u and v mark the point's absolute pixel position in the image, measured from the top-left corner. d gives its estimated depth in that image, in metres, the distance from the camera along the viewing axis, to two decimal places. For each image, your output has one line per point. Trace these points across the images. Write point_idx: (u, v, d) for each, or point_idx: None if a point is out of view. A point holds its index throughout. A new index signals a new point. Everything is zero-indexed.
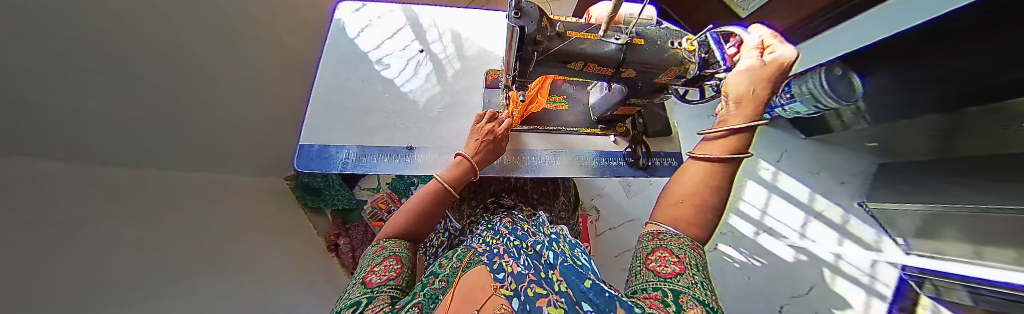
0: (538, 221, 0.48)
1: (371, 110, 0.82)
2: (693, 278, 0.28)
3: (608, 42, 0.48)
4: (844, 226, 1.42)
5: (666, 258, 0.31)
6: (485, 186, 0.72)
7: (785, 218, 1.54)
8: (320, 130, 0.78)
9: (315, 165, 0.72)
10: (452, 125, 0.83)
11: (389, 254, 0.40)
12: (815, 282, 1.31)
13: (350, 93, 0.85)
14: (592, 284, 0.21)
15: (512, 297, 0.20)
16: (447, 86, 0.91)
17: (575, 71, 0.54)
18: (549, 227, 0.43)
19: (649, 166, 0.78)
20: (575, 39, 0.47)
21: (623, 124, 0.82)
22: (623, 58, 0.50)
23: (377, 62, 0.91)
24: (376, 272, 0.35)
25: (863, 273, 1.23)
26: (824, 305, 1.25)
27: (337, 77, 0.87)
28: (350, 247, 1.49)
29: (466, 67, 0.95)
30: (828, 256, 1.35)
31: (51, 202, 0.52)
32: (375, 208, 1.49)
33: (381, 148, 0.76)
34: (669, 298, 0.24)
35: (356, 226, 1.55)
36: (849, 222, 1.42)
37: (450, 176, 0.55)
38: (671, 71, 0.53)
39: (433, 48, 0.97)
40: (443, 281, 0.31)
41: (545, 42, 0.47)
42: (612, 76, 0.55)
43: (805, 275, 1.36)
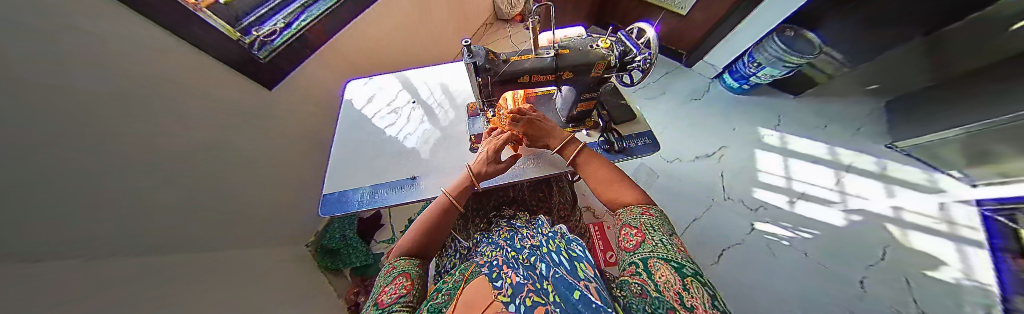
0: (538, 224, 0.48)
1: (379, 157, 0.92)
2: (654, 242, 0.40)
3: (543, 56, 0.54)
4: (884, 173, 1.33)
5: (630, 234, 0.44)
6: (485, 202, 0.77)
7: (814, 180, 1.38)
8: (338, 179, 0.87)
9: (335, 208, 0.80)
10: (451, 154, 0.92)
11: (399, 273, 0.45)
12: (887, 242, 1.17)
13: (361, 146, 0.97)
14: (581, 295, 0.22)
15: (509, 303, 0.20)
16: (442, 127, 1.01)
17: (527, 85, 0.60)
18: (548, 227, 0.44)
19: (625, 147, 0.77)
20: (516, 61, 0.54)
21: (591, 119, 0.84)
22: (557, 65, 0.55)
23: (380, 120, 1.06)
24: (387, 292, 0.40)
25: (937, 220, 1.17)
26: (913, 267, 1.11)
27: (350, 136, 1.01)
28: None
29: (455, 106, 1.09)
30: (889, 212, 1.24)
31: (156, 276, 0.58)
32: None
33: (389, 184, 0.84)
34: (642, 267, 0.35)
35: None
36: (888, 167, 1.34)
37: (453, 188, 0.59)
38: (599, 65, 0.56)
39: (425, 100, 1.13)
40: (446, 296, 0.33)
41: (493, 68, 0.54)
42: (557, 82, 0.59)
43: (870, 236, 1.21)
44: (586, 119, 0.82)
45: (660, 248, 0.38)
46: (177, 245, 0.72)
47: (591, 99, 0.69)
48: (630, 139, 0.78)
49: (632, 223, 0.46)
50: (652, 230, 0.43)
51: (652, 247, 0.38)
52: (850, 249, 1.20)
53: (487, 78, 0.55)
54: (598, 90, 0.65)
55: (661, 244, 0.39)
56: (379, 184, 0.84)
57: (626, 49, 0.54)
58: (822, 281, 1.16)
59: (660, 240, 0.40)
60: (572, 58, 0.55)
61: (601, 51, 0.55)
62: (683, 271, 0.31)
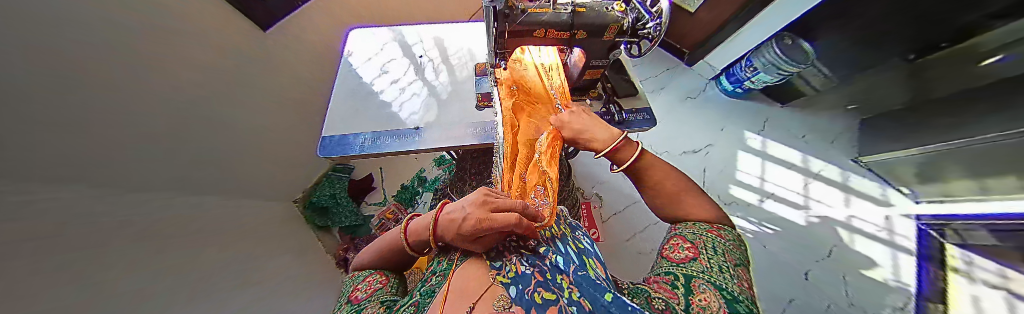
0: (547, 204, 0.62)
1: (381, 108, 0.97)
2: (705, 261, 0.39)
3: (560, 11, 0.53)
4: (846, 184, 1.44)
5: (680, 245, 0.43)
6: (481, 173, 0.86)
7: (785, 183, 1.48)
8: (341, 126, 0.92)
9: (335, 151, 0.85)
10: (452, 109, 0.98)
11: (370, 273, 0.50)
12: (836, 243, 1.31)
13: (361, 98, 1.01)
14: (613, 297, 0.32)
15: (510, 283, 0.34)
16: (439, 83, 1.07)
17: (539, 40, 0.59)
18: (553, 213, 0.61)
19: (624, 120, 0.86)
20: (533, 12, 0.53)
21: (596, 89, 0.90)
22: (572, 22, 0.55)
23: (379, 70, 1.09)
24: (360, 289, 0.46)
25: (879, 227, 1.31)
26: (852, 266, 1.26)
27: (350, 85, 1.04)
28: None
29: (452, 67, 1.13)
30: (841, 217, 1.37)
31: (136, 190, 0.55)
32: (382, 219, 1.50)
33: (393, 132, 0.91)
34: (681, 280, 0.36)
35: (365, 240, 1.44)
36: (850, 178, 1.46)
37: (414, 228, 0.44)
38: (612, 29, 0.57)
39: (425, 55, 1.17)
40: (440, 275, 0.41)
41: (512, 14, 0.53)
42: (570, 41, 0.60)
43: (824, 236, 1.35)
44: (591, 90, 0.89)
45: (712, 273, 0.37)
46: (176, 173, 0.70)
47: (598, 67, 0.72)
48: (631, 113, 0.87)
49: (684, 235, 0.45)
50: (709, 250, 0.41)
51: (704, 270, 0.37)
52: (803, 247, 1.33)
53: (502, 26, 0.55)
54: (608, 57, 0.67)
55: (712, 265, 0.38)
56: (379, 133, 0.91)
57: (640, 15, 0.56)
58: (772, 272, 1.30)
59: (714, 262, 0.39)
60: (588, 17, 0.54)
61: (616, 14, 0.55)
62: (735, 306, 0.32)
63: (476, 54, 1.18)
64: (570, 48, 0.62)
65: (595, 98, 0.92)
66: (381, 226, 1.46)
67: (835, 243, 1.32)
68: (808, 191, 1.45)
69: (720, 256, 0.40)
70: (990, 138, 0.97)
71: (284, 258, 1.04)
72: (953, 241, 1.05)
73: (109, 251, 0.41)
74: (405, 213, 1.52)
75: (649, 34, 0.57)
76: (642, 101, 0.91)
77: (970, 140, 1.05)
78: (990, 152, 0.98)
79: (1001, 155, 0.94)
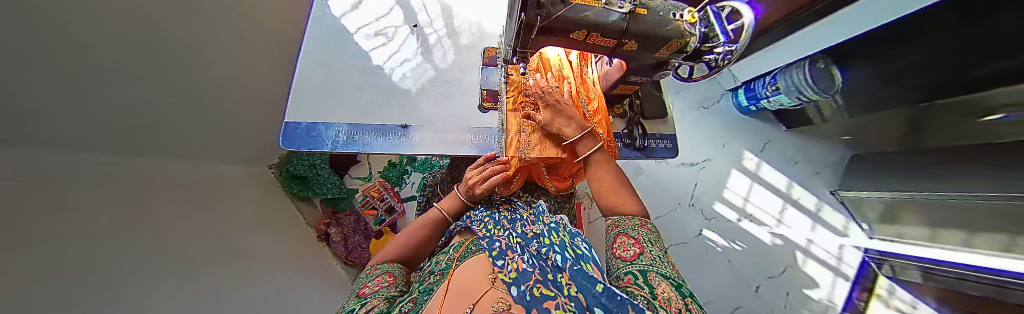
0: (538, 209, 0.62)
1: (363, 89, 0.89)
2: (651, 255, 0.42)
3: (612, 11, 0.43)
4: (817, 213, 1.51)
5: (627, 242, 0.46)
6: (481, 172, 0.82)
7: (764, 205, 1.55)
8: (308, 108, 0.82)
9: (302, 143, 0.78)
10: (445, 108, 0.90)
11: (381, 272, 0.51)
12: (790, 265, 1.42)
13: (337, 72, 0.90)
14: (603, 287, 0.30)
15: (512, 283, 0.33)
16: (438, 67, 0.98)
17: (575, 42, 0.49)
18: (549, 217, 0.57)
19: (644, 147, 0.89)
20: (576, 5, 0.42)
21: (621, 106, 0.89)
22: (626, 27, 0.45)
23: (365, 39, 0.98)
24: (367, 285, 0.46)
25: (830, 255, 1.40)
26: (796, 285, 1.39)
27: (324, 51, 0.92)
28: (342, 235, 1.43)
29: (458, 46, 1.04)
30: (802, 241, 1.45)
31: (75, 191, 0.45)
32: (368, 197, 1.49)
33: (375, 127, 0.82)
34: (642, 277, 0.36)
35: (346, 215, 1.49)
36: (822, 208, 1.51)
37: (448, 205, 0.68)
38: (671, 45, 0.51)
39: (425, 26, 1.06)
40: (439, 274, 0.47)
41: (548, 6, 0.41)
42: (614, 50, 0.51)
43: (782, 257, 1.45)
44: (616, 106, 0.88)
45: (658, 264, 0.39)
46: (100, 143, 0.57)
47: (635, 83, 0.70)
48: (652, 140, 0.90)
49: (631, 233, 0.48)
50: (648, 242, 0.45)
51: (650, 260, 0.40)
52: (759, 264, 1.45)
53: (534, 20, 0.43)
54: (653, 75, 0.62)
55: (656, 257, 0.41)
56: (358, 124, 0.82)
57: (709, 32, 0.48)
58: (730, 284, 1.44)
59: (655, 252, 0.43)
60: (647, 24, 0.46)
61: (683, 25, 0.48)
62: (683, 292, 0.33)
63: (490, 35, 1.09)
64: (611, 57, 0.54)
65: (618, 115, 0.90)
66: (365, 204, 1.49)
67: (789, 263, 1.43)
68: (782, 216, 1.52)
69: (653, 246, 0.45)
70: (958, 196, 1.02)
71: (255, 236, 0.98)
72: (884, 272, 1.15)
73: (123, 248, 0.47)
74: (389, 192, 1.54)
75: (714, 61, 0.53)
76: (666, 126, 0.92)
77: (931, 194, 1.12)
78: (951, 209, 1.05)
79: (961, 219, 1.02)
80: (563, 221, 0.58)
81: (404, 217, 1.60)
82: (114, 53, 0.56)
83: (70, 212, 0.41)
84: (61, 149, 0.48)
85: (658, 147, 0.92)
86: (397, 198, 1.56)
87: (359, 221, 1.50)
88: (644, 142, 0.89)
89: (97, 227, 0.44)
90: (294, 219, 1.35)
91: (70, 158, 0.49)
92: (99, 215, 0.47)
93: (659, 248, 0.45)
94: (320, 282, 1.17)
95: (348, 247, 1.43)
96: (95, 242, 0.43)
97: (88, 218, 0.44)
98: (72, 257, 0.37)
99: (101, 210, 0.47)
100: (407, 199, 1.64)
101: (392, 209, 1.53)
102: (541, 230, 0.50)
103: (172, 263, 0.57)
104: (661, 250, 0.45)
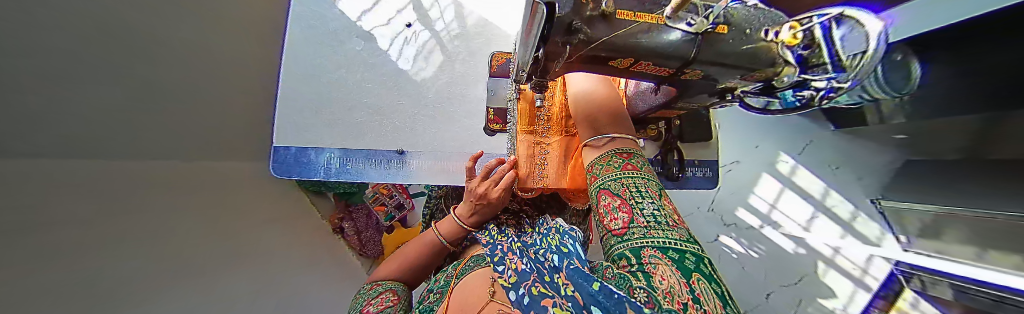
0: (539, 223, 0.59)
1: (353, 104, 0.89)
2: (645, 221, 0.32)
3: (675, 28, 0.28)
4: (850, 223, 1.38)
5: (616, 207, 0.36)
6: None
7: (791, 213, 1.56)
8: (293, 132, 0.86)
9: (296, 169, 0.85)
10: (448, 129, 0.90)
11: (385, 290, 0.51)
12: (806, 273, 1.40)
13: (326, 83, 0.90)
14: (599, 285, 0.23)
15: (511, 289, 0.29)
16: (440, 69, 0.95)
17: (614, 68, 0.37)
18: (547, 223, 0.54)
19: (680, 177, 0.83)
20: (627, 26, 0.27)
21: (656, 127, 0.76)
22: (693, 57, 0.31)
23: (361, 37, 0.94)
24: (373, 303, 0.47)
25: (855, 266, 1.27)
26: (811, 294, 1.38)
27: (308, 53, 0.90)
28: (355, 230, 1.59)
29: (471, 51, 0.98)
30: (826, 250, 1.38)
31: (51, 221, 0.48)
32: (376, 194, 1.61)
33: (368, 154, 0.87)
34: (633, 258, 0.28)
35: (358, 209, 1.62)
36: (856, 217, 1.37)
37: (449, 231, 0.63)
38: (755, 75, 0.36)
39: (425, 20, 0.99)
40: (438, 295, 0.44)
41: (583, 32, 0.26)
42: (667, 78, 0.38)
43: (801, 265, 1.44)
44: (649, 127, 0.75)
45: (653, 231, 0.30)
46: (70, 158, 0.59)
47: (683, 108, 0.59)
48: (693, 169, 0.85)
49: (615, 189, 0.39)
50: (639, 197, 0.36)
51: (646, 230, 0.30)
52: (775, 270, 1.51)
53: (561, 49, 0.29)
54: (704, 100, 0.50)
55: (653, 222, 0.31)
56: (347, 150, 0.87)
57: (811, 56, 0.30)
58: (744, 287, 1.56)
59: (650, 214, 0.33)
60: (723, 50, 0.31)
61: (778, 48, 0.31)
62: (685, 266, 0.23)
63: (497, 26, 1.01)
64: (659, 84, 0.41)
65: (651, 137, 0.78)
66: (376, 200, 1.62)
67: (806, 272, 1.41)
68: (809, 224, 1.50)
69: (648, 200, 0.35)
70: (989, 211, 0.94)
71: (251, 231, 1.07)
72: (913, 286, 1.05)
73: (72, 243, 0.50)
74: (398, 190, 1.64)
75: (804, 98, 0.36)
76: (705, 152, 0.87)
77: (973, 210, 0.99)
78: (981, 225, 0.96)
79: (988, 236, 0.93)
80: (560, 221, 0.54)
81: (413, 213, 1.72)
82: (44, 61, 0.53)
83: (44, 245, 0.44)
84: (36, 170, 0.50)
85: (696, 174, 0.88)
86: (405, 194, 1.66)
87: (370, 216, 1.63)
88: (680, 171, 0.82)
89: (30, 213, 0.44)
90: (306, 215, 1.50)
91: (50, 176, 0.52)
92: (77, 240, 0.51)
93: (653, 201, 0.35)
94: (322, 273, 1.31)
95: (361, 240, 1.60)
96: (60, 256, 0.46)
97: (58, 251, 0.46)
98: (39, 293, 0.39)
99: (47, 201, 0.49)
100: (414, 195, 1.71)
101: (401, 205, 1.64)
102: (535, 240, 0.47)
103: (129, 248, 0.59)
104: (658, 204, 0.35)
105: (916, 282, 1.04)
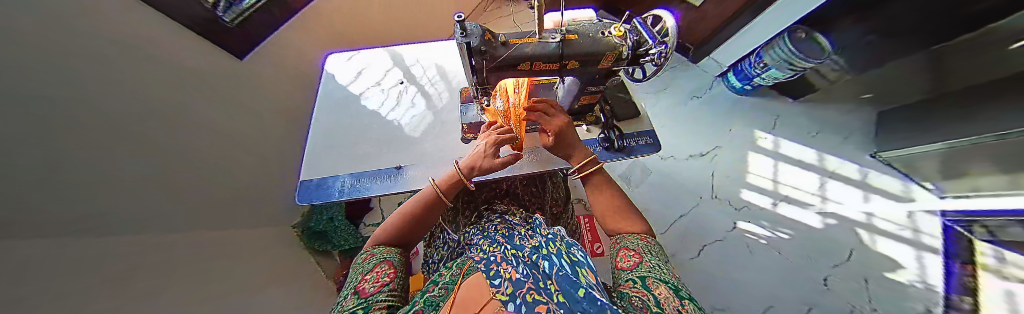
0: (535, 224, 0.51)
1: (360, 141, 1.03)
2: (649, 263, 0.38)
3: (548, 42, 0.52)
4: (866, 182, 1.35)
5: (628, 255, 0.42)
6: (477, 194, 0.81)
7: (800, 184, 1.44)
8: (316, 167, 0.96)
9: (313, 196, 0.88)
10: (440, 145, 1.02)
11: (380, 260, 0.46)
12: (854, 246, 1.24)
13: (338, 136, 1.05)
14: (585, 293, 0.21)
15: (507, 302, 0.20)
16: (433, 110, 1.14)
17: (528, 71, 0.59)
18: (545, 229, 0.49)
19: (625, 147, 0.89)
20: (517, 46, 0.52)
21: (593, 114, 0.94)
22: (562, 54, 0.53)
23: (363, 98, 1.17)
24: (367, 279, 0.41)
25: (901, 226, 1.22)
26: (874, 268, 1.19)
27: (329, 115, 1.11)
28: None
29: (451, 88, 1.22)
30: (860, 216, 1.29)
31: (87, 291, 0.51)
32: None
33: (371, 174, 0.93)
34: (640, 282, 0.32)
35: None
36: (867, 174, 1.36)
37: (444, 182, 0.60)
38: (609, 56, 0.56)
39: (415, 78, 1.24)
40: (443, 290, 0.34)
41: (491, 51, 0.52)
42: (560, 70, 0.59)
43: (842, 240, 1.27)
44: (589, 114, 0.93)
45: (659, 271, 0.35)
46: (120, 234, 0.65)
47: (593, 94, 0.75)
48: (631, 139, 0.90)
49: (631, 246, 0.44)
50: (649, 255, 0.41)
51: (648, 268, 0.36)
52: (813, 252, 1.28)
53: (482, 63, 0.54)
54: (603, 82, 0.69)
55: (657, 265, 0.37)
56: (360, 174, 0.94)
57: (640, 39, 0.53)
58: (786, 281, 1.26)
59: (656, 263, 0.38)
60: (579, 46, 0.53)
61: (614, 39, 0.54)
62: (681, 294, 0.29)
63: None
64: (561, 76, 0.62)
65: (591, 123, 0.95)
66: None
67: (853, 244, 1.25)
68: (825, 192, 1.38)
69: (655, 257, 0.41)
70: (994, 135, 0.91)
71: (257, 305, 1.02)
72: (984, 237, 0.96)
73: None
74: None
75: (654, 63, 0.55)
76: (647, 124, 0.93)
77: (975, 138, 0.98)
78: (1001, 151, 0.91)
79: (1012, 158, 0.89)
80: (562, 231, 0.49)
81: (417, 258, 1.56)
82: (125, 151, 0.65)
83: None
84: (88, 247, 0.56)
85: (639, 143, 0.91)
86: None
87: None
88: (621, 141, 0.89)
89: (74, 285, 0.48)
90: None
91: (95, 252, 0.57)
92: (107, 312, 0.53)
93: (659, 259, 0.40)
94: None
95: None
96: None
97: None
98: None
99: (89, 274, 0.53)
100: None
101: None
102: (539, 242, 0.41)
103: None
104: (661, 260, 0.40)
105: (984, 231, 0.96)
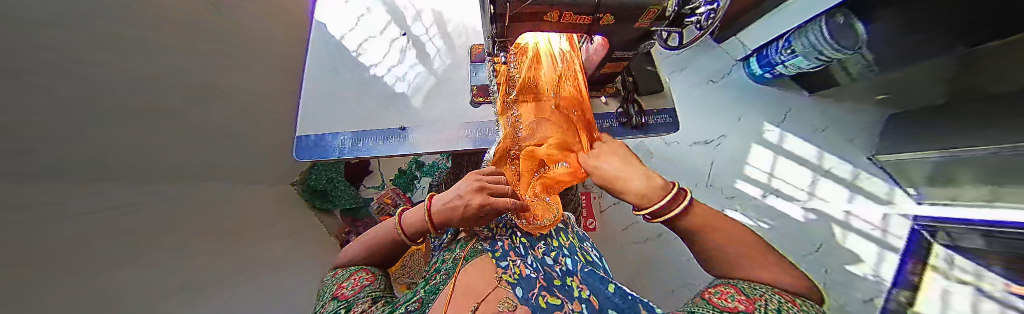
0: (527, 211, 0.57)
1: (363, 96, 0.99)
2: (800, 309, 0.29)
3: None
4: (853, 182, 1.38)
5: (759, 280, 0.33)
6: None
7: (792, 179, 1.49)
8: (312, 123, 0.94)
9: (311, 153, 0.91)
10: (443, 106, 0.98)
11: (355, 270, 0.50)
12: (825, 240, 1.33)
13: (334, 90, 1.01)
14: None
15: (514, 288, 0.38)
16: (432, 68, 1.07)
17: (553, 23, 0.53)
18: None
19: (642, 124, 0.93)
20: None
21: (613, 85, 0.95)
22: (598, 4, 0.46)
23: (356, 50, 1.08)
24: (343, 287, 0.45)
25: (873, 226, 1.25)
26: (836, 261, 1.29)
27: (325, 66, 1.05)
28: None
29: (452, 45, 1.13)
30: (839, 214, 1.35)
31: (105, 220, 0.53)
32: (380, 204, 1.33)
33: (375, 132, 0.92)
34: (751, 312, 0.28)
35: (364, 222, 1.44)
36: (858, 176, 1.38)
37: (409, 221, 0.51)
38: (649, 13, 0.51)
39: (414, 30, 1.14)
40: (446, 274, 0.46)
41: None
42: (591, 25, 0.53)
43: (817, 232, 1.36)
44: (609, 85, 0.95)
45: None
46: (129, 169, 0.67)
47: (623, 58, 0.74)
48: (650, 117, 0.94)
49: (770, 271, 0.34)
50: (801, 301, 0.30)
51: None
52: (789, 241, 1.40)
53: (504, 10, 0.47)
54: (634, 47, 0.66)
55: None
56: (359, 133, 0.93)
57: None
58: None
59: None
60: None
61: None
62: None
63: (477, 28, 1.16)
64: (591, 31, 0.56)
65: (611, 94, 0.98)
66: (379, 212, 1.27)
67: (825, 240, 1.34)
68: (813, 188, 1.44)
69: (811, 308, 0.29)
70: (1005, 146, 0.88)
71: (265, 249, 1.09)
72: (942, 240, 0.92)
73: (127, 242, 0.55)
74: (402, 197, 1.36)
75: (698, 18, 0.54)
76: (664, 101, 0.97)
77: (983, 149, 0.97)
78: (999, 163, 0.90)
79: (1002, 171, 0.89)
80: None
81: None
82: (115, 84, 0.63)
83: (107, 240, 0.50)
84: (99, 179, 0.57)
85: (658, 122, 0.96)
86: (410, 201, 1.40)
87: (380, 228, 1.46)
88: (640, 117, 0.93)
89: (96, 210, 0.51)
90: None
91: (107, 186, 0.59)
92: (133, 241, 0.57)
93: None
94: None
95: None
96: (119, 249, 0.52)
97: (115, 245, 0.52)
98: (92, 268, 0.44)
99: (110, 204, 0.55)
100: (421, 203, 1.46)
101: None
102: None
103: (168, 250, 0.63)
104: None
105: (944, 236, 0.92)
